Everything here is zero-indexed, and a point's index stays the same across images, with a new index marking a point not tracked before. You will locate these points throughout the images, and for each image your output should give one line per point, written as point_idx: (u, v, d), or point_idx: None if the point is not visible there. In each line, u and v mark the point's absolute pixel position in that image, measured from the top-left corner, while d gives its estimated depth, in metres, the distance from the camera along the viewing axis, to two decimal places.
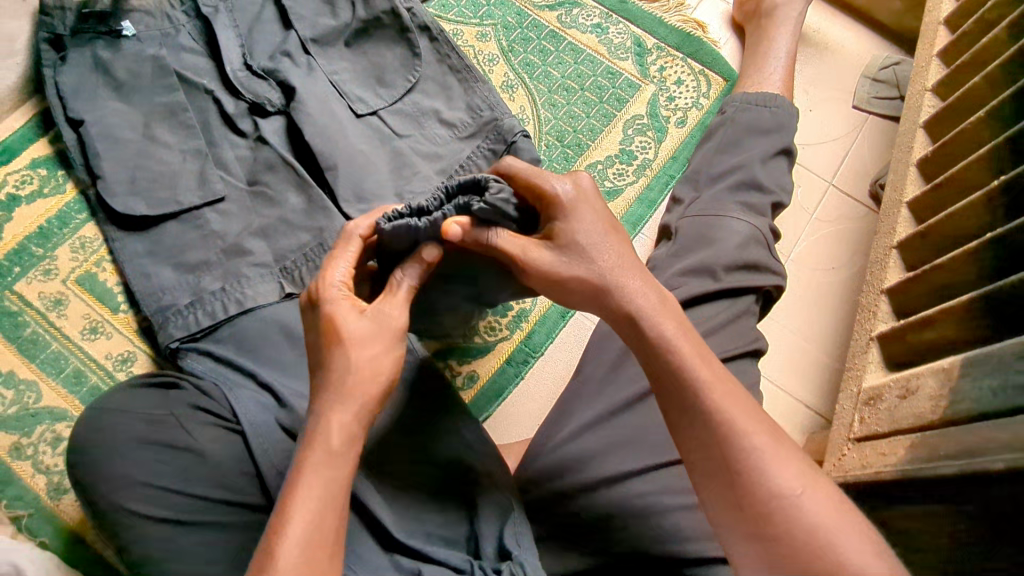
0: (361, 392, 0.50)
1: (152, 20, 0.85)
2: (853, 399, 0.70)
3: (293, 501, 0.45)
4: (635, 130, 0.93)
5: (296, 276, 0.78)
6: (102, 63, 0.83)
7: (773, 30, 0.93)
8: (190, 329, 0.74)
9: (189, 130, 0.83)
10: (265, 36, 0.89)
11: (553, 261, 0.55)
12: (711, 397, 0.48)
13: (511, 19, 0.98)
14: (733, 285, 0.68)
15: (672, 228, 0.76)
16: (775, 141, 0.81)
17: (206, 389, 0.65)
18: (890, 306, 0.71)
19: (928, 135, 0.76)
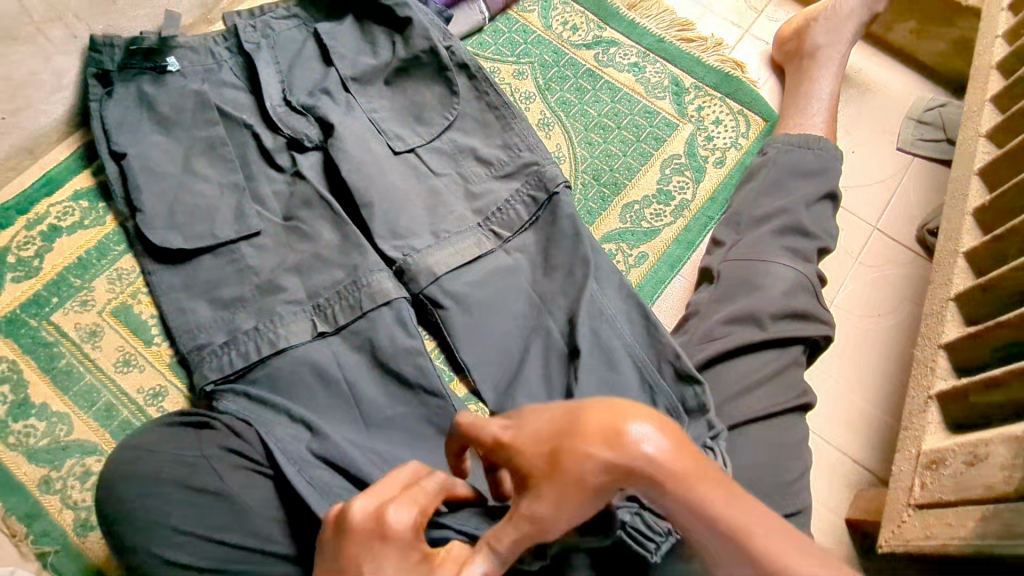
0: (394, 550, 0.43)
1: (196, 56, 0.87)
2: (912, 461, 0.66)
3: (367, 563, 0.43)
4: (672, 170, 0.92)
5: (330, 315, 0.77)
6: (147, 97, 0.84)
7: (814, 71, 0.92)
8: (224, 370, 0.74)
9: (229, 166, 0.84)
10: (305, 74, 0.91)
11: (533, 512, 0.40)
12: (765, 559, 0.36)
13: (548, 57, 0.98)
14: (781, 334, 0.65)
15: (714, 271, 0.74)
16: (818, 185, 0.80)
17: (239, 430, 0.64)
18: (949, 362, 0.67)
19: (983, 183, 0.74)
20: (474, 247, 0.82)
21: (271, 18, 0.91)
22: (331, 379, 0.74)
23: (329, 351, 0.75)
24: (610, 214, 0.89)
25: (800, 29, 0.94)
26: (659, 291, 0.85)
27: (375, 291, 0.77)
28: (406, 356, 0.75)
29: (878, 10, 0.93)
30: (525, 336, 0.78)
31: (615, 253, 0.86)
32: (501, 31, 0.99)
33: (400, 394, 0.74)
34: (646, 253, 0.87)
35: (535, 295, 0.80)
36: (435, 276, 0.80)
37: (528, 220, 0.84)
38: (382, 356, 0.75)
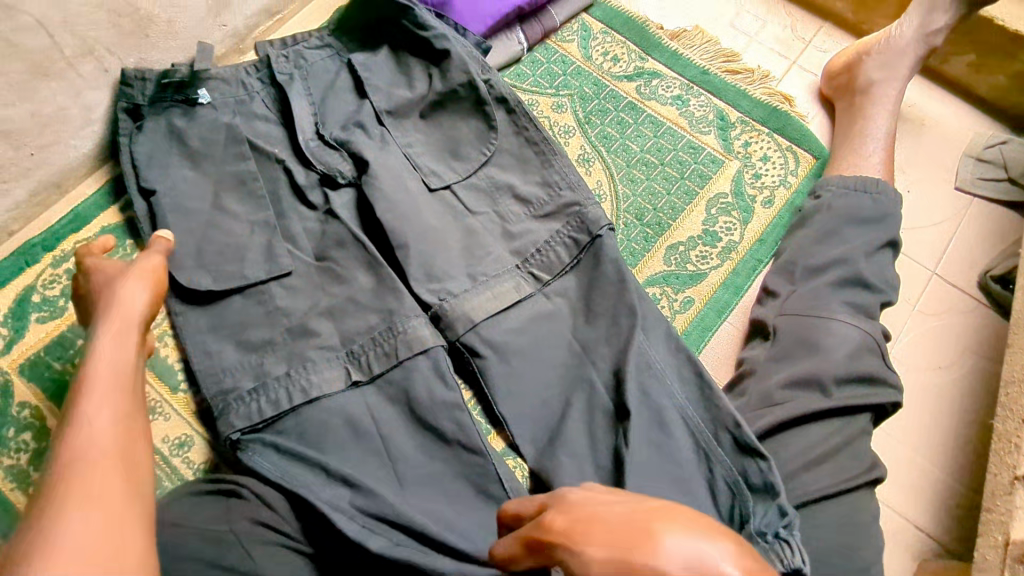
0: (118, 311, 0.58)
1: (230, 88, 0.85)
2: (998, 550, 0.58)
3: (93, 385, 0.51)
4: (719, 210, 0.88)
5: (365, 363, 0.74)
6: (177, 131, 0.82)
7: (867, 107, 0.88)
8: (252, 419, 0.70)
9: (261, 203, 0.81)
10: (339, 106, 0.88)
11: None
12: None
13: (588, 90, 0.95)
14: (849, 401, 0.62)
15: (769, 326, 0.70)
16: (879, 232, 0.75)
17: (268, 500, 0.64)
18: None
19: None
20: (513, 291, 0.79)
21: (304, 47, 0.89)
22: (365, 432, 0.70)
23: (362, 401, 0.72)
24: (654, 256, 0.85)
25: (851, 63, 0.90)
26: (706, 339, 0.81)
27: (411, 338, 0.74)
28: (444, 410, 0.72)
29: (936, 42, 0.88)
30: (567, 388, 0.74)
31: (660, 298, 0.82)
32: (540, 61, 0.96)
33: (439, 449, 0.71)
34: (692, 298, 0.83)
35: (577, 344, 0.76)
36: (472, 324, 0.76)
37: (569, 263, 0.80)
38: (418, 408, 0.72)
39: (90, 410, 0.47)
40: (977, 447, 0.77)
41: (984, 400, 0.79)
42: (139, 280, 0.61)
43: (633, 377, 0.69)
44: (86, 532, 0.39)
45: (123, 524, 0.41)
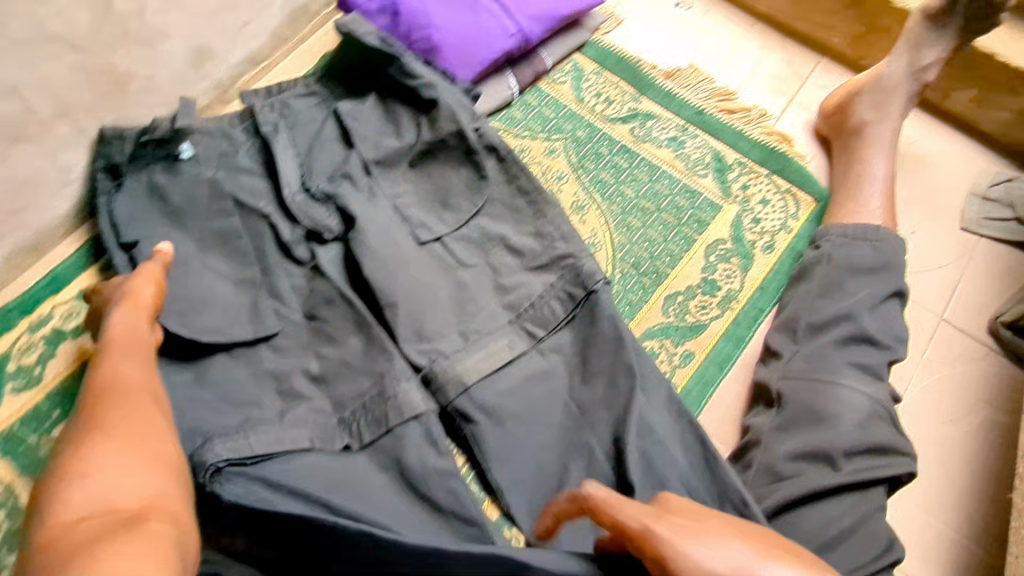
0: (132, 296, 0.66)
1: (217, 147, 0.83)
2: None
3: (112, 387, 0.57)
4: (718, 257, 0.85)
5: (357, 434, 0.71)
6: (159, 189, 0.78)
7: (862, 151, 0.85)
8: (240, 451, 0.66)
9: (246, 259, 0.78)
10: (325, 158, 0.86)
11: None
12: None
13: (581, 133, 0.93)
14: (860, 475, 0.62)
15: (772, 392, 0.71)
16: (883, 283, 0.73)
17: None
18: None
19: None
20: (506, 350, 0.76)
21: (290, 96, 0.87)
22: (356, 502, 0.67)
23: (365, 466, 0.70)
24: (652, 307, 0.82)
25: (843, 103, 0.88)
26: (708, 395, 0.78)
27: (401, 404, 0.71)
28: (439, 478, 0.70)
29: (929, 78, 0.86)
30: (565, 452, 0.72)
31: (658, 352, 0.80)
32: (531, 105, 0.94)
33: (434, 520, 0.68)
34: (692, 351, 0.80)
35: (573, 405, 0.74)
36: (464, 387, 0.74)
37: (564, 318, 0.78)
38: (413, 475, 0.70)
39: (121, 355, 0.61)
40: (994, 504, 0.74)
41: (999, 453, 0.76)
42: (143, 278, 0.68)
43: (634, 449, 0.68)
44: (126, 431, 0.52)
45: (154, 433, 0.54)
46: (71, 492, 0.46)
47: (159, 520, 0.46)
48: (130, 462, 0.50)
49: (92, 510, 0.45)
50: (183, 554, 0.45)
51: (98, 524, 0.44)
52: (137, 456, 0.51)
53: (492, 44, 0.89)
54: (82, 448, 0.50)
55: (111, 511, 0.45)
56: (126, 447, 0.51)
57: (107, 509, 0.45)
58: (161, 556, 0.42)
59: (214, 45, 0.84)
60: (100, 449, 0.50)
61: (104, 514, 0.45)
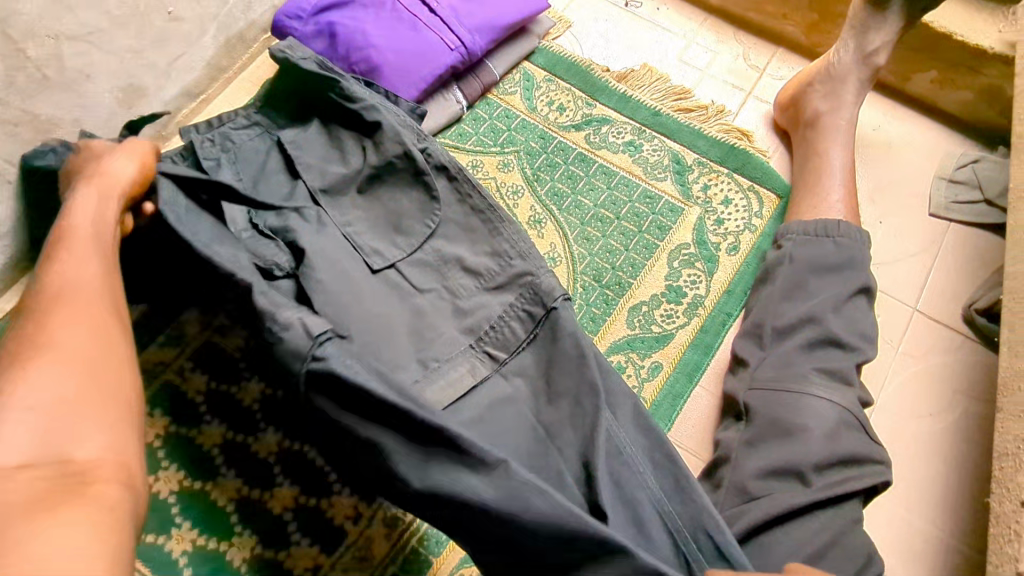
0: (107, 178, 0.63)
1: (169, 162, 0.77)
2: None
3: (66, 281, 0.53)
4: (681, 262, 0.83)
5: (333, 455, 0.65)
6: None
7: (821, 143, 0.83)
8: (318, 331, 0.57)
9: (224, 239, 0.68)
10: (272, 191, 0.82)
11: None
12: None
13: (534, 144, 0.90)
14: (832, 489, 0.60)
15: (740, 404, 0.69)
16: (848, 280, 0.71)
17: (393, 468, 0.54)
18: None
19: None
20: (468, 375, 0.73)
21: (230, 127, 0.83)
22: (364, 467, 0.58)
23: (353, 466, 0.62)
24: (616, 320, 0.80)
25: (797, 96, 0.86)
26: (678, 408, 0.75)
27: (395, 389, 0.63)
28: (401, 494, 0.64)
29: (878, 61, 0.84)
30: None
31: (625, 366, 0.77)
32: (482, 118, 0.92)
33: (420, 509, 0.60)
34: (660, 363, 0.77)
35: (540, 429, 0.70)
36: None
37: (525, 338, 0.75)
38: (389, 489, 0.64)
39: (79, 252, 0.56)
40: (977, 498, 0.71)
41: (978, 446, 0.74)
42: (128, 155, 0.66)
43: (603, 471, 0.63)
44: (76, 354, 0.48)
45: (105, 358, 0.49)
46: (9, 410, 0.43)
47: (106, 484, 0.43)
48: (78, 395, 0.46)
49: (34, 454, 0.42)
50: (133, 520, 0.43)
51: (38, 480, 0.41)
52: (84, 380, 0.47)
53: (435, 60, 0.87)
54: (19, 369, 0.45)
55: (53, 460, 0.42)
56: (71, 368, 0.47)
57: (55, 454, 0.43)
58: (105, 525, 0.40)
59: (146, 82, 0.82)
60: (41, 376, 0.45)
61: (45, 464, 0.42)
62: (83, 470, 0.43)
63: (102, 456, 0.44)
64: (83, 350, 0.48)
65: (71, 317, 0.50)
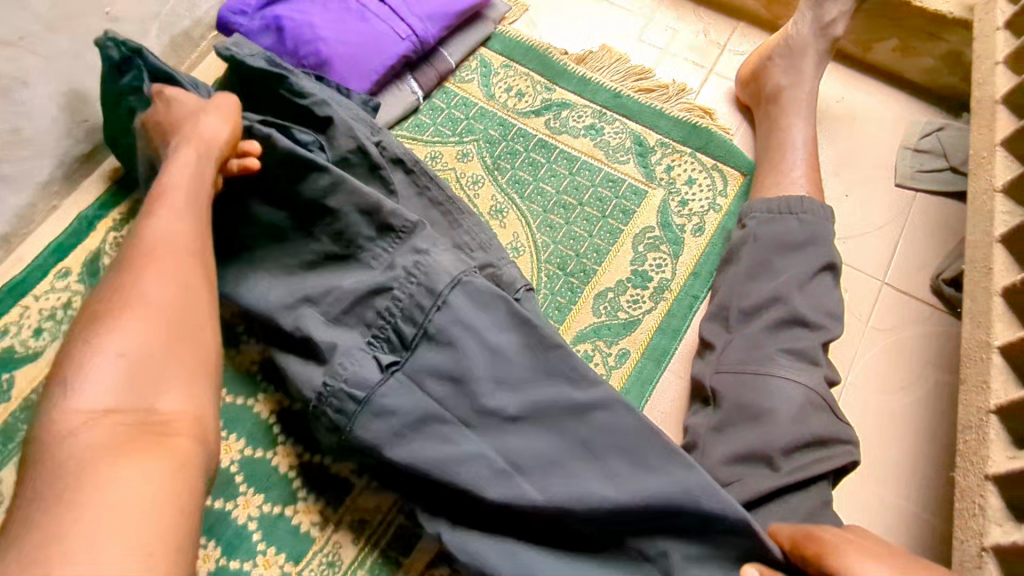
0: (199, 135, 0.64)
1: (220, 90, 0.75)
2: None
3: (158, 238, 0.56)
4: (646, 247, 0.81)
5: (341, 399, 0.60)
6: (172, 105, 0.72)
7: (783, 118, 0.82)
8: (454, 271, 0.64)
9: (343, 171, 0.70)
10: None
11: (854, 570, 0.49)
12: None
13: (494, 132, 0.88)
14: (801, 472, 0.59)
15: (708, 389, 0.67)
16: (812, 258, 0.70)
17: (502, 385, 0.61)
18: (1003, 431, 0.52)
19: (1009, 252, 0.58)
20: None
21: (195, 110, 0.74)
22: (444, 376, 0.61)
23: (409, 382, 0.61)
24: (582, 308, 0.78)
25: (757, 70, 0.84)
26: (647, 394, 0.74)
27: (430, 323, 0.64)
28: (401, 433, 0.59)
29: (836, 33, 0.82)
30: None
31: (592, 355, 0.76)
32: (439, 108, 0.90)
33: (447, 433, 0.60)
34: (627, 350, 0.76)
35: None
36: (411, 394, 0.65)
37: None
38: (401, 425, 0.59)
39: (173, 210, 0.59)
40: (946, 470, 0.71)
41: (948, 418, 0.73)
42: (217, 115, 0.67)
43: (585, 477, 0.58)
44: (162, 306, 0.51)
45: (189, 314, 0.53)
46: (98, 357, 0.47)
47: (180, 435, 0.47)
48: (163, 349, 0.50)
49: (120, 400, 0.46)
50: (203, 466, 0.47)
51: (119, 427, 0.45)
52: (168, 336, 0.51)
53: (386, 50, 0.85)
54: (113, 319, 0.49)
55: (136, 408, 0.47)
56: (159, 323, 0.50)
57: (135, 403, 0.47)
58: (174, 472, 0.44)
59: None
60: (136, 326, 0.49)
61: (130, 411, 0.46)
62: (164, 422, 0.47)
63: (182, 410, 0.49)
64: (174, 305, 0.52)
65: (161, 274, 0.53)
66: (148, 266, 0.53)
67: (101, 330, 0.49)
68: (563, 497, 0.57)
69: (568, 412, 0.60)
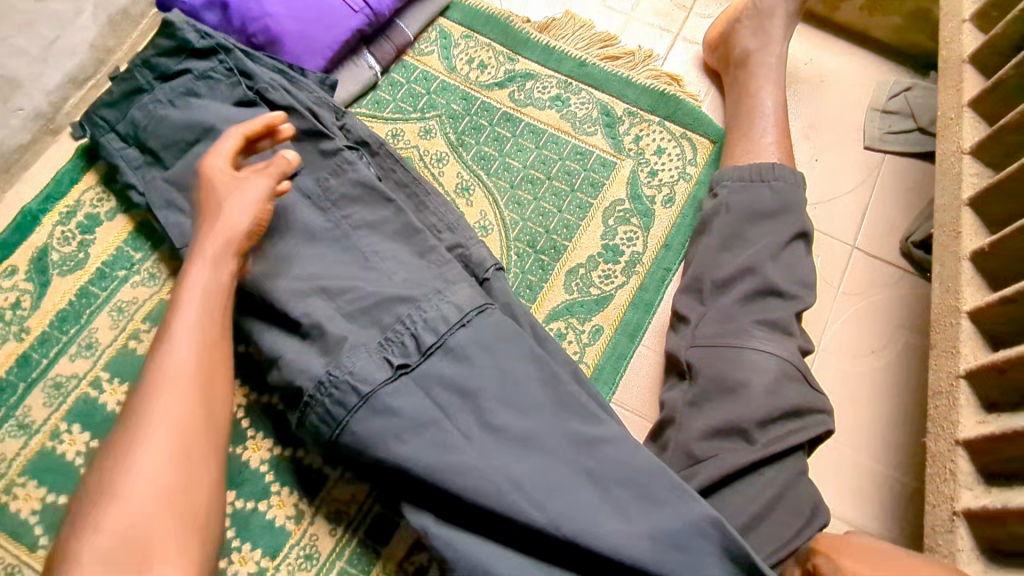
0: (217, 237, 0.62)
1: (281, 92, 0.75)
2: None
3: (163, 358, 0.55)
4: (617, 220, 0.80)
5: (344, 391, 0.59)
6: (197, 94, 0.75)
7: (751, 83, 0.80)
8: (462, 310, 0.63)
9: (368, 196, 0.70)
10: (183, 172, 0.73)
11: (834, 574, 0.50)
12: None
13: (457, 107, 0.85)
14: (777, 445, 0.59)
15: (683, 362, 0.67)
16: (784, 226, 0.69)
17: (506, 408, 0.60)
18: (973, 395, 0.52)
19: (978, 215, 0.58)
20: None
21: (196, 98, 0.75)
22: (454, 386, 0.60)
23: (416, 388, 0.60)
24: (554, 286, 0.77)
25: (725, 33, 0.82)
26: (621, 369, 0.74)
27: (435, 322, 0.62)
28: (397, 434, 0.58)
29: None
30: None
31: (565, 333, 0.75)
32: (399, 83, 0.86)
33: (444, 441, 0.58)
34: (601, 326, 0.75)
35: None
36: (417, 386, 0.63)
37: None
38: (400, 427, 0.58)
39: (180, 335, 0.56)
40: (919, 432, 0.72)
41: (919, 380, 0.74)
42: (246, 194, 0.64)
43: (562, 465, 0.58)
44: (167, 432, 0.51)
45: (198, 427, 0.52)
46: (102, 498, 0.47)
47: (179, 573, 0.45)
48: (165, 479, 0.49)
49: (110, 537, 0.45)
50: None
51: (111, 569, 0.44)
52: (170, 463, 0.50)
53: (338, 24, 0.81)
54: (118, 455, 0.49)
55: (127, 542, 0.45)
56: (161, 452, 0.50)
57: (130, 539, 0.46)
58: None
59: None
60: (135, 503, 0.47)
61: (118, 548, 0.45)
62: (162, 554, 0.46)
63: (179, 542, 0.47)
64: (178, 433, 0.51)
65: (163, 404, 0.52)
66: (151, 393, 0.52)
67: (106, 467, 0.49)
68: (554, 518, 0.56)
69: (570, 443, 0.59)
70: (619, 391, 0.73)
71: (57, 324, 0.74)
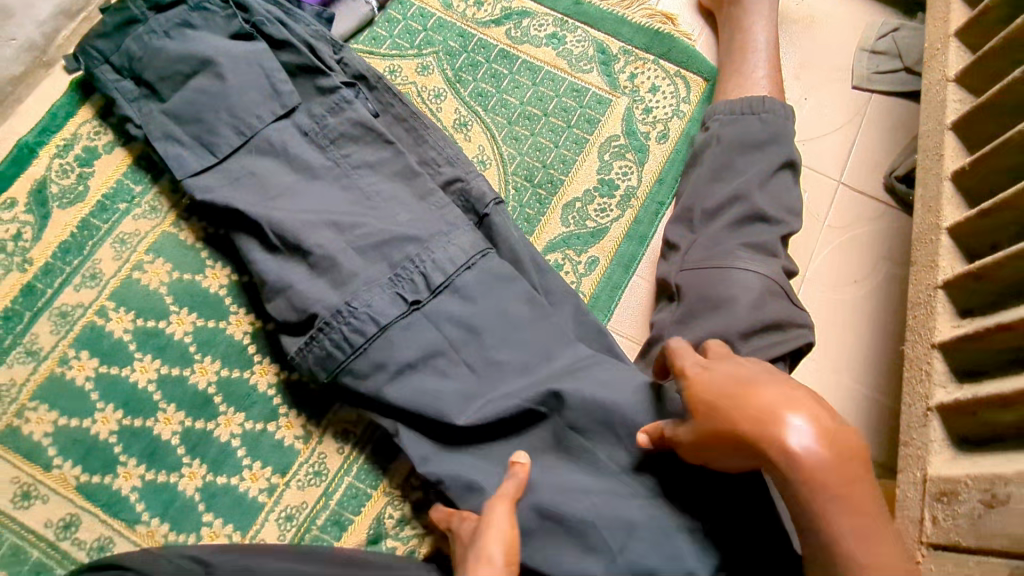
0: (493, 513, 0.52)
1: (277, 25, 0.75)
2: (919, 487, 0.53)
3: None
4: (612, 155, 0.82)
5: (362, 322, 0.62)
6: (192, 26, 0.75)
7: (745, 19, 0.81)
8: (466, 251, 0.66)
9: (366, 136, 0.72)
10: (181, 102, 0.73)
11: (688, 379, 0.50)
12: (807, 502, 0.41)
13: (454, 44, 0.86)
14: (760, 354, 0.62)
15: (673, 286, 0.70)
16: (773, 156, 0.71)
17: (505, 338, 0.63)
18: (950, 302, 0.56)
19: (959, 138, 0.61)
20: None
21: (191, 30, 0.75)
22: (462, 320, 0.63)
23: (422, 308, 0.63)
24: (551, 219, 0.79)
25: None
26: (616, 298, 0.76)
27: (443, 261, 0.65)
28: (405, 354, 0.62)
29: None
30: None
31: (562, 264, 0.77)
32: (395, 20, 0.86)
33: (449, 365, 0.63)
34: (596, 257, 0.78)
35: None
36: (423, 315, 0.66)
37: None
38: (408, 344, 0.62)
39: None
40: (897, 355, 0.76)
41: (898, 306, 0.78)
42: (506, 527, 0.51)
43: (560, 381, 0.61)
44: None
45: None
46: None
47: None
48: None
49: None
50: None
51: None
52: None
53: None
54: None
55: None
56: None
57: None
58: None
59: None
60: None
61: None
62: None
63: None
64: None
65: None
66: None
67: None
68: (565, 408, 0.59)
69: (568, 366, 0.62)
70: (613, 318, 0.76)
71: (60, 255, 0.75)
